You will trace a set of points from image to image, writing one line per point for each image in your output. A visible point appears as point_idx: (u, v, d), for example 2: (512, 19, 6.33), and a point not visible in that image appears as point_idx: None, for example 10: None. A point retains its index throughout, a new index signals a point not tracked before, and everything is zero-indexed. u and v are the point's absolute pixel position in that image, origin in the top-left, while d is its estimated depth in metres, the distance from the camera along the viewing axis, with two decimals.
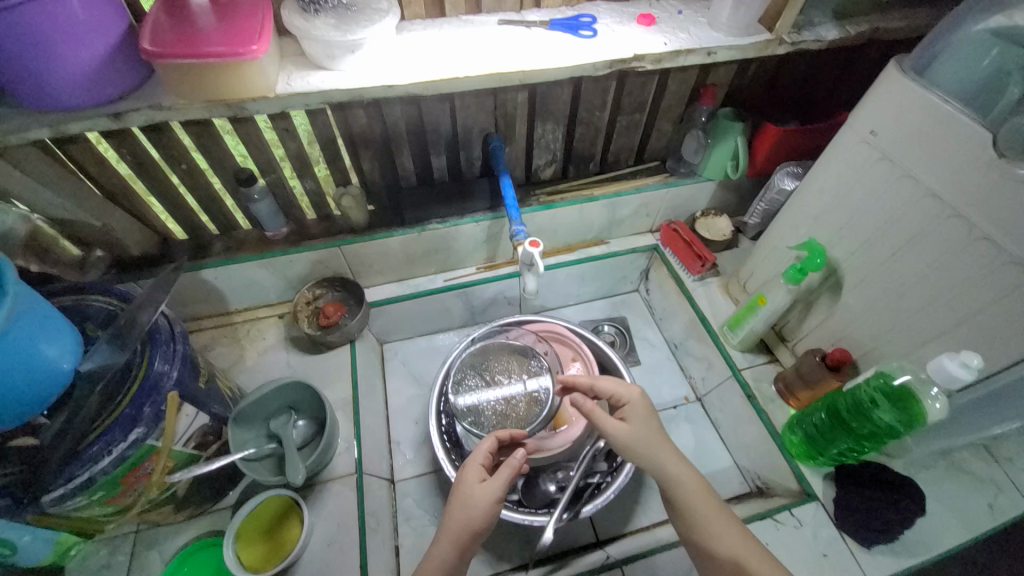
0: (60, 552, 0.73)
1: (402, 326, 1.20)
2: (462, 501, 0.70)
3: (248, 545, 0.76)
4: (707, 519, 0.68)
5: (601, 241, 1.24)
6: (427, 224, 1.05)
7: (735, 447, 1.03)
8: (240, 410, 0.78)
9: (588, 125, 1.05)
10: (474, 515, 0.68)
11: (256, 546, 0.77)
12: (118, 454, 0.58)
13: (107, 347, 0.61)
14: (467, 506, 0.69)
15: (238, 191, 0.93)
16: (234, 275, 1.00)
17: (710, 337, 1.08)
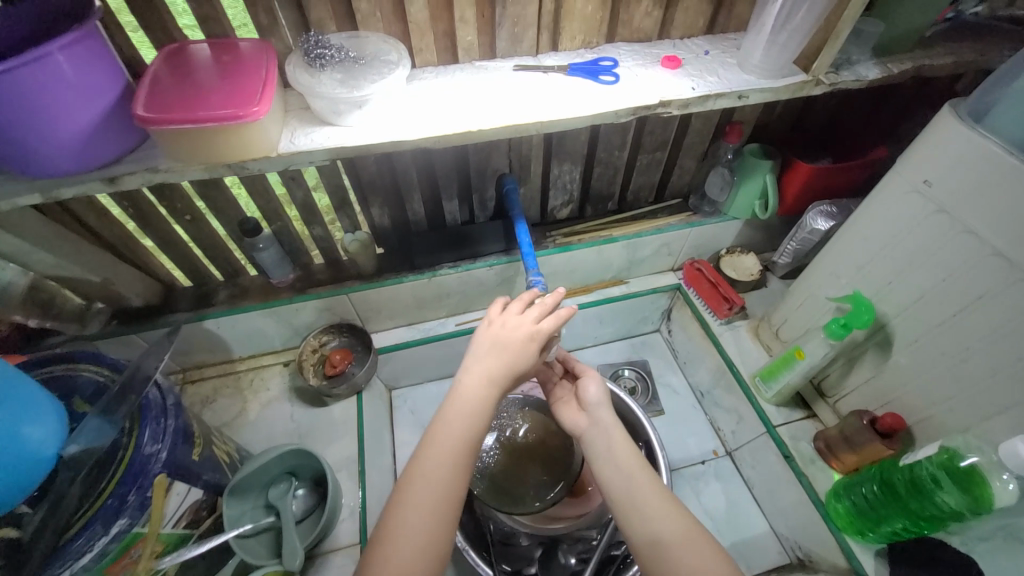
0: None
1: (412, 372, 1.15)
2: (462, 397, 0.64)
3: None
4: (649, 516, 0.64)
5: (621, 281, 1.18)
6: (438, 269, 1.00)
7: (772, 511, 0.95)
8: (236, 481, 0.73)
9: (607, 165, 1.00)
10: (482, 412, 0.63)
11: None
12: (101, 549, 0.53)
13: (96, 425, 0.57)
14: (495, 373, 0.65)
15: (243, 240, 0.89)
16: (238, 324, 0.96)
17: (741, 388, 1.00)
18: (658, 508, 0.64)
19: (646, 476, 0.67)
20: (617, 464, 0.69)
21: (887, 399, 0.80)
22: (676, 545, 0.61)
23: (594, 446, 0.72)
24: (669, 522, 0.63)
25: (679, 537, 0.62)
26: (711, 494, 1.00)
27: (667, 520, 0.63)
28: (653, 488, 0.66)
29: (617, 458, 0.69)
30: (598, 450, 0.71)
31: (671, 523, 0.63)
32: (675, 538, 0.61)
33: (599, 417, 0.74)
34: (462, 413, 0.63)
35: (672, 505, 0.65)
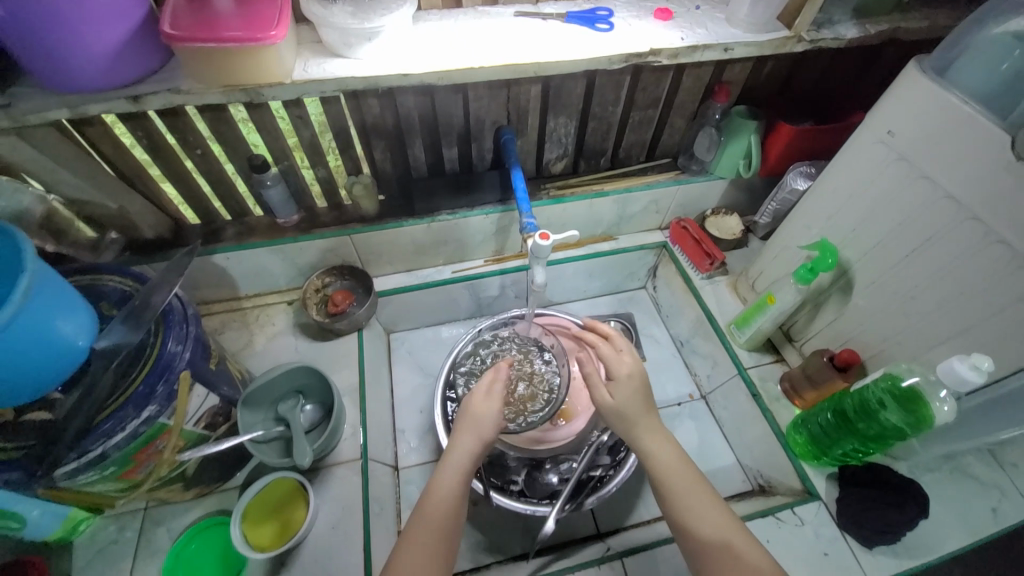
0: (70, 526, 0.76)
1: (409, 316, 1.21)
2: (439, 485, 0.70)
3: (256, 527, 0.78)
4: (692, 502, 0.68)
5: (610, 237, 1.24)
6: (437, 215, 1.04)
7: (738, 445, 1.04)
8: (250, 393, 0.79)
9: (600, 120, 1.05)
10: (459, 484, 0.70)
11: (263, 529, 0.78)
12: (131, 430, 0.59)
13: (122, 326, 0.61)
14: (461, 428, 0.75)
15: (250, 178, 0.93)
16: (245, 260, 1.01)
17: (717, 336, 1.08)
18: (660, 446, 0.72)
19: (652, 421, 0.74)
20: (668, 456, 0.71)
21: (846, 338, 0.88)
22: (678, 488, 0.69)
23: (615, 388, 0.75)
24: (666, 464, 0.71)
25: (675, 477, 0.70)
26: (684, 432, 1.09)
27: (666, 460, 0.71)
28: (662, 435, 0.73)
29: (637, 415, 0.74)
30: (624, 393, 0.74)
31: (671, 471, 0.70)
32: (673, 477, 0.70)
33: (616, 360, 0.77)
34: (435, 493, 0.69)
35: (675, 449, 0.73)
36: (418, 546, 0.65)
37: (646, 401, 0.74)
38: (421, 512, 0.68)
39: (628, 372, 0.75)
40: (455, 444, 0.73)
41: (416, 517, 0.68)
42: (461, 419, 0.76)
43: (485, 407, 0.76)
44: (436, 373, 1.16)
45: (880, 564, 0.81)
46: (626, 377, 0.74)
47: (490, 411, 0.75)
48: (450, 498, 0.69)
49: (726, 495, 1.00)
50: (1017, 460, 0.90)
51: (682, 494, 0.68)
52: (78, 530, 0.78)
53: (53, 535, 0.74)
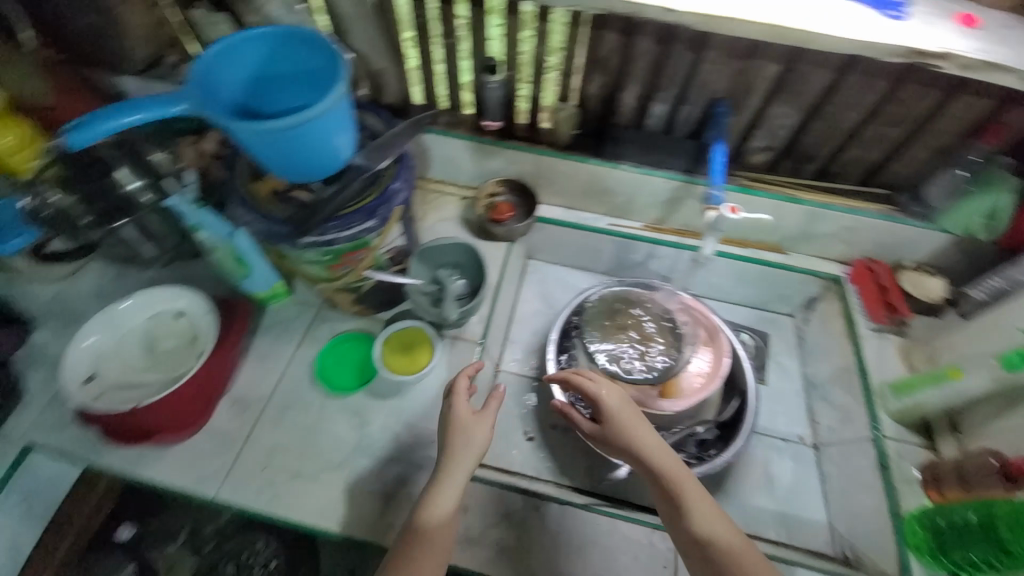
0: (270, 294, 0.97)
1: (552, 251, 1.28)
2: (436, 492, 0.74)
3: (391, 352, 0.95)
4: (696, 509, 0.70)
5: (779, 249, 1.16)
6: (621, 163, 1.07)
7: (838, 507, 0.95)
8: (425, 249, 0.95)
9: (829, 122, 0.97)
10: (451, 500, 0.74)
11: (395, 355, 0.95)
12: (353, 234, 0.75)
13: (370, 154, 0.77)
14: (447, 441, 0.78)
15: (480, 77, 1.05)
16: (445, 147, 1.15)
17: (863, 393, 0.98)
18: (664, 459, 0.75)
19: (648, 433, 0.78)
20: (665, 468, 0.74)
21: None
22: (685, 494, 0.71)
23: (605, 406, 0.81)
24: (669, 473, 0.73)
25: (683, 484, 0.72)
26: (780, 468, 1.02)
27: (674, 471, 0.73)
28: (665, 451, 0.76)
29: (631, 430, 0.78)
30: (614, 411, 0.80)
31: (676, 480, 0.73)
32: (681, 486, 0.72)
33: (598, 386, 0.83)
34: (433, 504, 0.73)
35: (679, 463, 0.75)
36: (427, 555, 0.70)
37: (634, 415, 0.80)
38: (419, 512, 0.73)
39: (611, 392, 0.82)
40: (456, 460, 0.76)
41: (418, 515, 0.73)
42: (447, 432, 0.79)
43: (477, 429, 0.79)
44: (557, 308, 1.23)
45: None
46: (608, 395, 0.81)
47: (483, 433, 0.79)
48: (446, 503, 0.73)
49: (802, 546, 0.94)
50: None
51: (686, 499, 0.71)
52: (274, 301, 0.99)
53: (259, 293, 0.95)
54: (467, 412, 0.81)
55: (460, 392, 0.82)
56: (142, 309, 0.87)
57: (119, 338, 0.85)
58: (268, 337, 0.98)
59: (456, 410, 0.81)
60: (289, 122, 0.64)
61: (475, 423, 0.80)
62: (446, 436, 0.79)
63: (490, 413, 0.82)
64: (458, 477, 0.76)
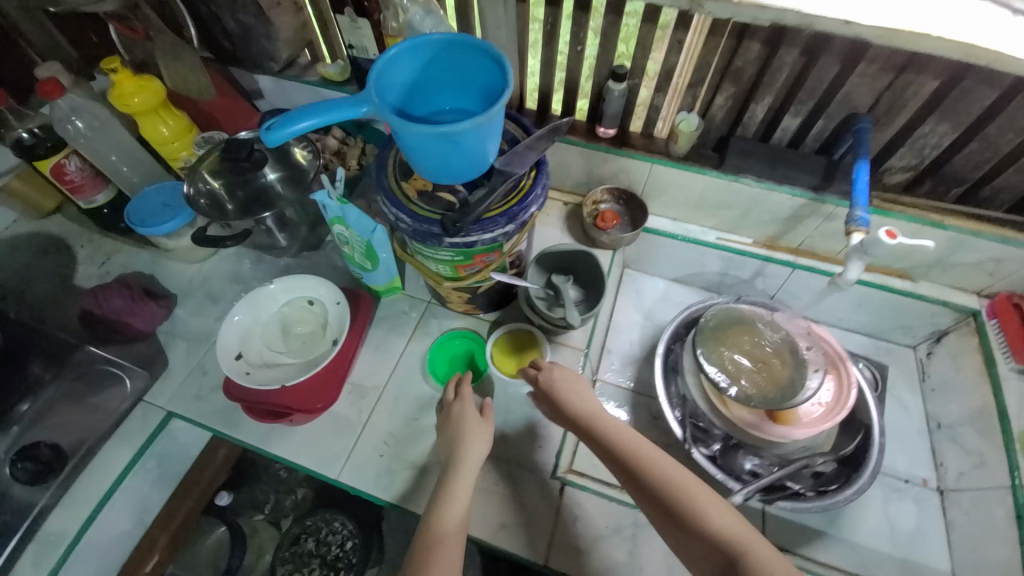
0: (389, 287, 1.01)
1: (651, 261, 1.25)
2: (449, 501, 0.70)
3: (504, 360, 0.96)
4: (698, 502, 0.64)
5: (906, 276, 1.08)
6: (741, 176, 1.04)
7: (968, 561, 0.88)
8: (541, 255, 0.97)
9: (990, 144, 0.89)
10: (462, 511, 0.70)
11: (509, 361, 0.96)
12: (492, 237, 0.76)
13: (513, 159, 0.77)
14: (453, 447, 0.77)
15: (601, 84, 1.05)
16: (556, 152, 1.15)
17: (1005, 439, 0.89)
18: (667, 471, 0.68)
19: (652, 450, 0.70)
20: (652, 465, 0.68)
21: None
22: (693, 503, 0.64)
23: (571, 403, 0.77)
24: (679, 484, 0.66)
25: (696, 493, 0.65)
26: (900, 511, 0.95)
27: (683, 483, 0.66)
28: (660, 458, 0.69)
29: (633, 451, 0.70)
30: (600, 419, 0.74)
31: (683, 486, 0.66)
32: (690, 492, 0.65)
33: (563, 379, 0.80)
34: (446, 511, 0.70)
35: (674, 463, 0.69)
36: (446, 557, 0.65)
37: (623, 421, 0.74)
38: (431, 517, 0.70)
39: (579, 389, 0.79)
40: (465, 466, 0.74)
41: (428, 520, 0.69)
42: (451, 444, 0.78)
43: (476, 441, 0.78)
44: (654, 321, 1.20)
45: None
46: (575, 388, 0.78)
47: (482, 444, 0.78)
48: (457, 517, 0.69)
49: None
50: None
51: (677, 491, 0.65)
52: (390, 294, 1.04)
53: (379, 286, 1.00)
54: (461, 414, 0.81)
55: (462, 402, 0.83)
56: (280, 294, 0.94)
57: (260, 321, 0.92)
58: (382, 329, 1.02)
59: (456, 414, 0.81)
60: (467, 124, 0.65)
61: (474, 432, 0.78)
62: (449, 444, 0.78)
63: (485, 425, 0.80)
64: (466, 486, 0.73)
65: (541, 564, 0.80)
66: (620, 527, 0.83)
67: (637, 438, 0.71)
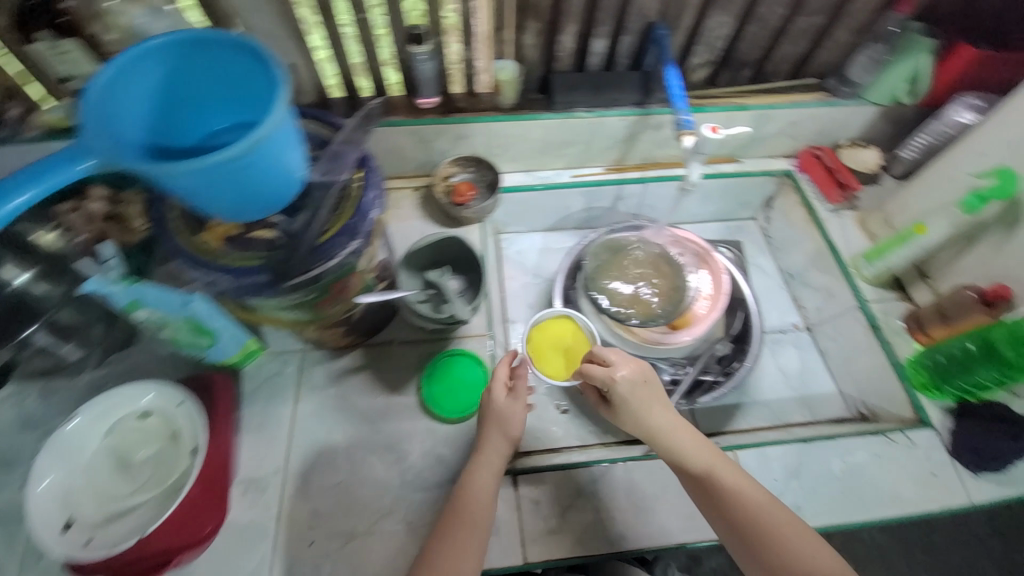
0: (244, 354, 0.84)
1: (521, 218, 1.22)
2: (477, 481, 0.73)
3: (548, 362, 0.95)
4: (788, 533, 0.66)
5: (733, 159, 1.20)
6: (574, 111, 1.03)
7: (843, 375, 1.05)
8: (408, 256, 0.86)
9: (761, 23, 0.98)
10: (494, 482, 0.73)
11: (554, 361, 0.95)
12: (341, 260, 0.63)
13: (330, 164, 0.65)
14: (498, 419, 0.77)
15: (405, 50, 0.93)
16: (384, 138, 1.03)
17: (840, 268, 1.06)
18: (754, 499, 0.69)
19: (738, 477, 0.71)
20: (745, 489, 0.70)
21: (999, 276, 0.86)
22: (779, 534, 0.66)
23: (651, 410, 0.74)
24: (766, 512, 0.67)
25: (782, 526, 0.67)
26: (787, 358, 1.10)
27: (770, 513, 0.67)
28: (744, 485, 0.70)
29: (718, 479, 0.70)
30: (682, 445, 0.72)
31: (771, 517, 0.67)
32: (773, 523, 0.67)
33: (637, 382, 0.75)
34: (475, 487, 0.72)
35: (758, 490, 0.70)
36: (464, 529, 0.68)
37: (709, 446, 0.73)
38: (460, 495, 0.72)
39: (659, 396, 0.76)
40: (491, 440, 0.77)
41: (456, 500, 0.71)
42: (495, 425, 0.77)
43: (514, 413, 0.78)
44: (544, 275, 1.19)
45: (989, 490, 0.82)
46: (654, 395, 0.75)
47: (519, 417, 0.78)
48: (484, 494, 0.72)
49: (825, 419, 1.03)
50: None
51: (765, 522, 0.67)
52: (250, 359, 0.87)
53: (231, 357, 0.83)
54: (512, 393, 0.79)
55: (497, 378, 0.80)
56: (100, 422, 0.74)
57: (81, 471, 0.71)
58: (260, 400, 0.86)
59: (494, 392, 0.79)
60: (247, 143, 0.52)
61: (509, 407, 0.78)
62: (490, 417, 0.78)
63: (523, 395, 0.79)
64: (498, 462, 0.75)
65: (522, 562, 0.77)
66: (581, 488, 0.82)
67: (724, 465, 0.72)
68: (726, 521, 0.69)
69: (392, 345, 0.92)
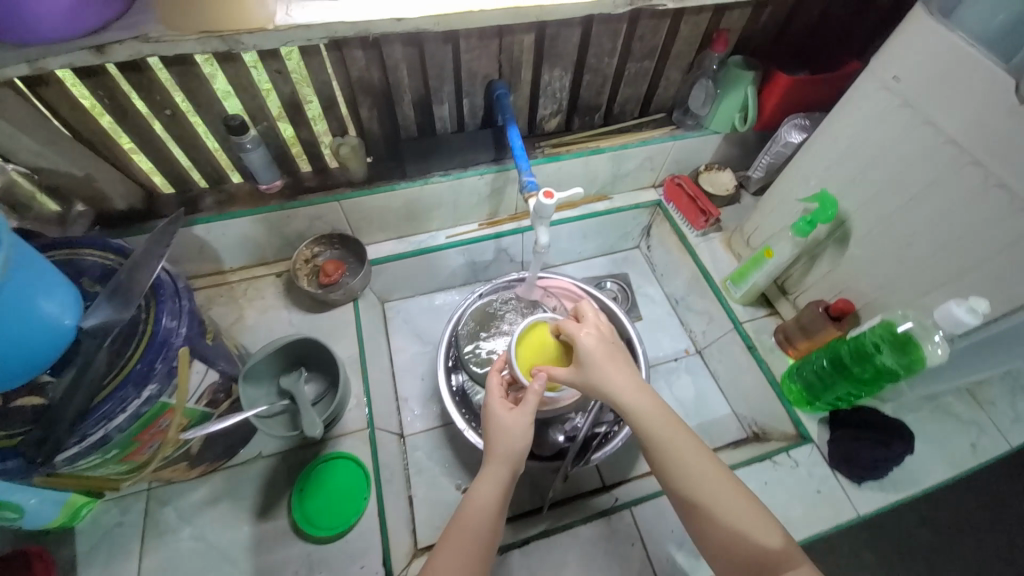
0: (70, 512, 0.73)
1: (404, 284, 1.18)
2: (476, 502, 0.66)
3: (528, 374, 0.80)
4: (732, 505, 0.61)
5: (604, 197, 1.22)
6: (430, 177, 1.00)
7: (734, 395, 1.07)
8: (249, 368, 0.77)
9: (596, 73, 1.00)
10: (499, 503, 0.66)
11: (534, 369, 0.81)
12: (133, 411, 0.55)
13: (109, 303, 0.57)
14: (498, 431, 0.70)
15: (228, 141, 0.86)
16: (227, 231, 0.95)
17: (713, 292, 1.09)
18: (697, 464, 0.64)
19: (683, 438, 0.66)
20: (697, 460, 0.64)
21: (840, 288, 0.91)
22: (715, 501, 0.62)
23: (604, 377, 0.69)
24: (703, 478, 0.63)
25: (721, 491, 0.62)
26: (682, 386, 1.12)
27: (710, 477, 0.63)
28: (692, 447, 0.65)
29: (661, 435, 0.66)
30: (625, 395, 0.68)
31: (710, 481, 0.63)
32: (711, 488, 0.62)
33: (595, 352, 0.71)
34: (472, 508, 0.66)
35: (705, 453, 0.65)
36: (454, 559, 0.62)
37: (655, 402, 0.68)
38: (456, 520, 0.66)
39: (617, 365, 0.70)
40: (495, 460, 0.69)
41: (452, 529, 0.65)
42: (497, 439, 0.69)
43: (519, 428, 0.69)
44: (435, 341, 1.14)
45: (869, 497, 0.86)
46: (610, 364, 0.70)
47: (525, 432, 0.69)
48: (487, 508, 0.65)
49: (723, 444, 1.04)
50: (992, 397, 0.96)
51: (715, 493, 0.62)
52: (81, 515, 0.76)
53: (53, 521, 0.71)
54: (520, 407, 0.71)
55: (494, 394, 0.74)
56: None
57: None
58: (97, 561, 0.75)
59: (494, 408, 0.72)
60: None
61: (514, 423, 0.70)
62: (489, 431, 0.71)
63: (530, 408, 0.70)
64: (501, 479, 0.68)
65: None
66: None
67: (678, 433, 0.66)
68: (670, 477, 0.65)
69: (258, 458, 0.84)
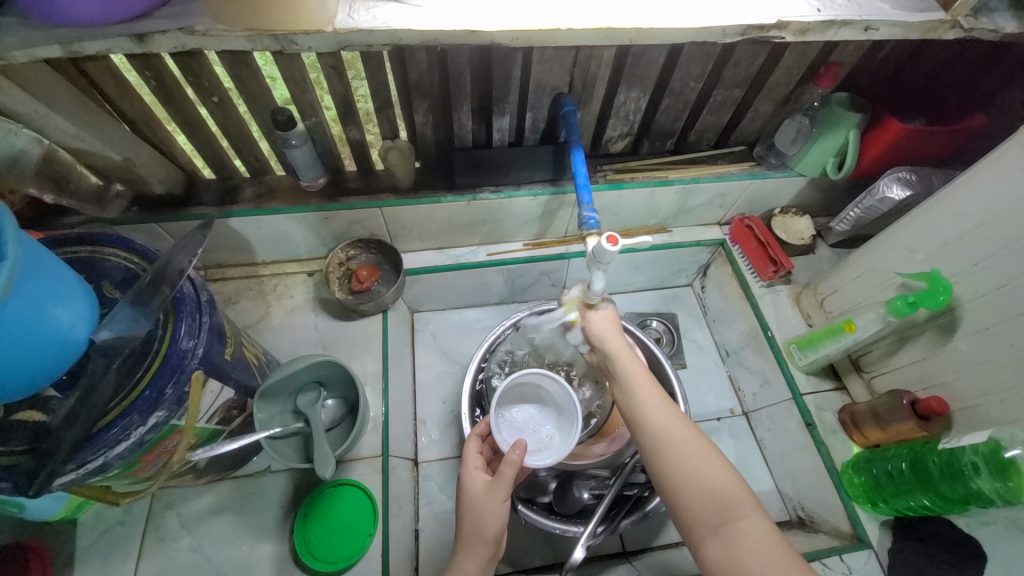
0: (73, 507, 0.70)
1: (436, 297, 1.11)
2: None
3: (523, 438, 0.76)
4: (697, 456, 0.61)
5: (663, 229, 1.11)
6: (479, 192, 0.92)
7: (781, 471, 0.97)
8: (268, 386, 0.72)
9: (677, 97, 0.88)
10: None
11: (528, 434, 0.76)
12: (137, 438, 0.52)
13: (127, 316, 0.52)
14: (476, 510, 0.65)
15: (273, 134, 0.80)
16: (263, 226, 0.90)
17: (773, 354, 0.98)
18: (664, 415, 0.65)
19: (653, 391, 0.67)
20: (663, 411, 0.65)
21: (932, 382, 0.80)
22: (680, 448, 0.62)
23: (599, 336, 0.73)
24: (669, 426, 0.63)
25: (683, 440, 0.63)
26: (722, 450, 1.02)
27: (679, 429, 0.64)
28: (660, 399, 0.66)
29: (636, 386, 0.67)
30: (613, 350, 0.72)
31: (676, 435, 0.63)
32: (675, 436, 0.63)
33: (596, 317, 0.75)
34: None
35: (673, 408, 0.66)
36: None
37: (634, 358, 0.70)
38: None
39: (609, 330, 0.74)
40: (471, 544, 0.64)
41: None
42: (479, 512, 0.64)
43: (495, 503, 0.64)
44: (462, 362, 1.08)
45: None
46: (607, 328, 0.74)
47: (502, 507, 0.64)
48: None
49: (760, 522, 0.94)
50: None
51: (681, 446, 0.62)
52: (85, 508, 0.73)
53: (56, 514, 0.68)
54: (478, 480, 0.67)
55: (469, 464, 0.69)
56: None
57: None
58: (94, 560, 0.72)
59: (472, 480, 0.67)
60: None
61: (488, 498, 0.65)
62: (462, 505, 0.67)
63: (505, 482, 0.64)
64: (484, 553, 0.64)
65: None
66: None
67: (650, 389, 0.67)
68: (634, 428, 0.66)
69: (267, 473, 0.80)
